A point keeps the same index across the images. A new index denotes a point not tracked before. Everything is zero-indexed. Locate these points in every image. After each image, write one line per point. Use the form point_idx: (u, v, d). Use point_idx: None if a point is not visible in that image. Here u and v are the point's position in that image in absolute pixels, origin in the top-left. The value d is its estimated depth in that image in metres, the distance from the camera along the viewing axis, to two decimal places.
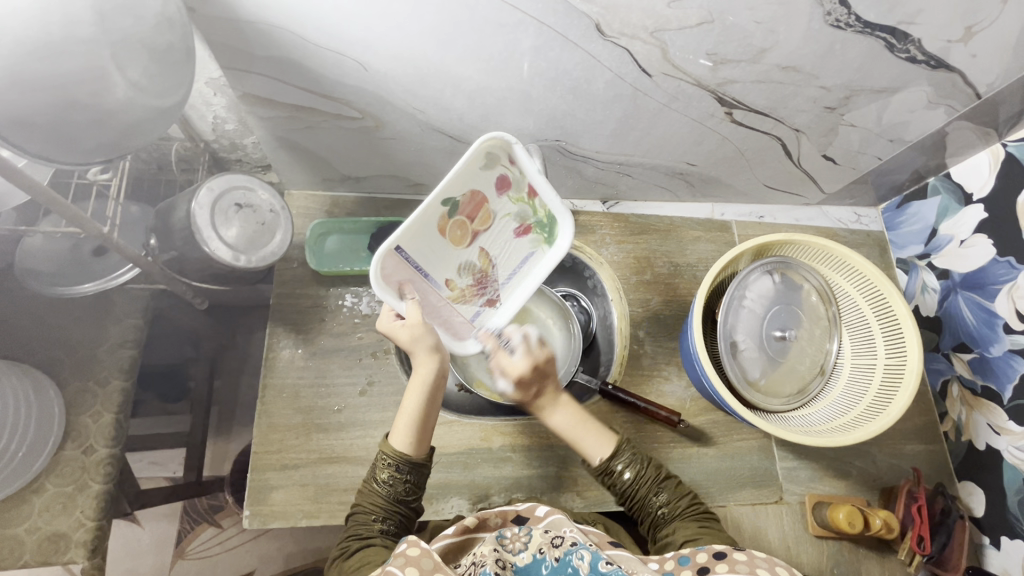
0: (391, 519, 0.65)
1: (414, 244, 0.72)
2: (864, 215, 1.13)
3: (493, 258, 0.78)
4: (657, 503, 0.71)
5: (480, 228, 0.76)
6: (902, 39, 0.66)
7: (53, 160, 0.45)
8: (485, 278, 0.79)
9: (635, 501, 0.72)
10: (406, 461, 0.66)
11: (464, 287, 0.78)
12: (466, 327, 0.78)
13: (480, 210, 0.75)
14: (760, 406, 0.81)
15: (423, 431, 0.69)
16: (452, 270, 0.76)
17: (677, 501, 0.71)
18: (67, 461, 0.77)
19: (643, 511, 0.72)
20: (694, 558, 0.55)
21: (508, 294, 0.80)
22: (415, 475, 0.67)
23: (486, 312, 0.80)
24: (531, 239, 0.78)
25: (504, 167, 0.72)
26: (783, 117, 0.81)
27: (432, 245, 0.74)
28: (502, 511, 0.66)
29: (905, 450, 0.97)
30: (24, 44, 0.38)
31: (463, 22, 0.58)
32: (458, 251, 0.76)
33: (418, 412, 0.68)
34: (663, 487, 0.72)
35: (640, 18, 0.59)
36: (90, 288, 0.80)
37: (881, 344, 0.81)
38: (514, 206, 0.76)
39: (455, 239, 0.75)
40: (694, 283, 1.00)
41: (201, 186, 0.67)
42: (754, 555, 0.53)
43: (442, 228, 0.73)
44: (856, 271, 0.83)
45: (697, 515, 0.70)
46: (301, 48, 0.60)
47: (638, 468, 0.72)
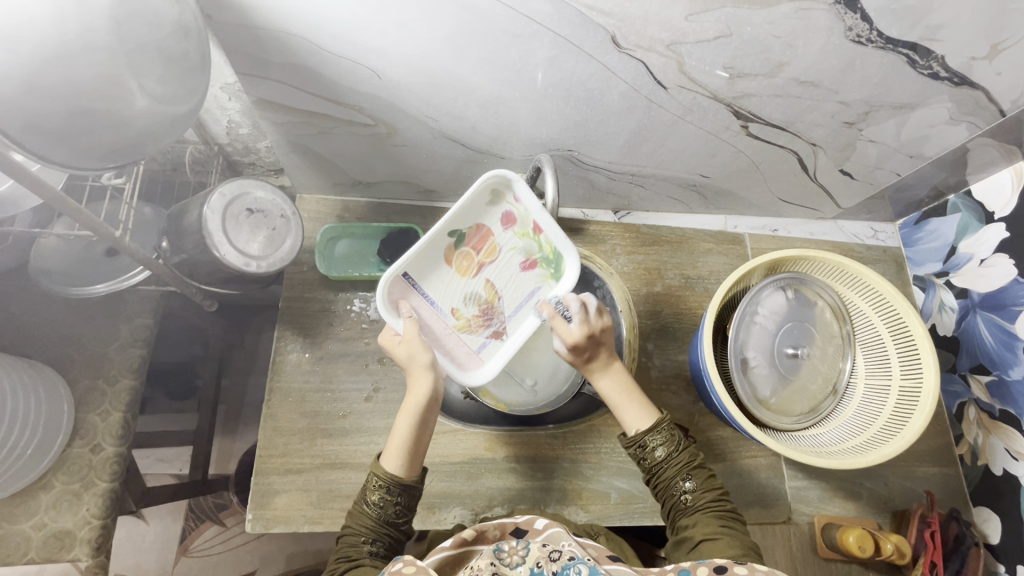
0: (380, 541, 0.64)
1: (420, 270, 0.76)
2: (880, 230, 1.11)
3: (499, 289, 0.78)
4: (682, 489, 0.68)
5: (487, 259, 0.78)
6: (925, 56, 0.65)
7: (65, 165, 0.45)
8: (491, 309, 0.78)
9: (660, 484, 0.70)
10: (397, 483, 0.65)
11: (470, 315, 0.77)
12: (474, 356, 0.76)
13: (487, 241, 0.78)
14: (771, 425, 0.80)
15: (415, 452, 0.67)
16: (457, 299, 0.77)
17: (704, 490, 0.68)
18: (75, 458, 0.78)
19: (666, 495, 0.69)
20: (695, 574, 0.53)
21: (516, 326, 0.78)
22: (404, 499, 0.66)
23: (492, 344, 0.77)
24: (537, 273, 0.79)
25: (509, 204, 0.77)
26: (800, 131, 0.79)
27: (438, 272, 0.77)
28: (500, 524, 0.65)
29: (918, 473, 0.95)
30: (40, 51, 0.38)
31: (477, 33, 0.58)
32: (463, 281, 0.77)
33: (410, 433, 0.67)
34: (691, 474, 0.69)
35: (656, 31, 0.58)
36: (102, 288, 0.80)
37: (896, 365, 0.79)
38: (519, 241, 0.79)
39: (460, 269, 0.78)
40: (705, 296, 0.99)
41: (213, 191, 0.67)
42: (754, 569, 0.52)
43: (449, 258, 0.77)
44: (871, 289, 0.81)
45: (722, 510, 0.66)
46: (315, 55, 0.60)
47: (671, 448, 0.70)
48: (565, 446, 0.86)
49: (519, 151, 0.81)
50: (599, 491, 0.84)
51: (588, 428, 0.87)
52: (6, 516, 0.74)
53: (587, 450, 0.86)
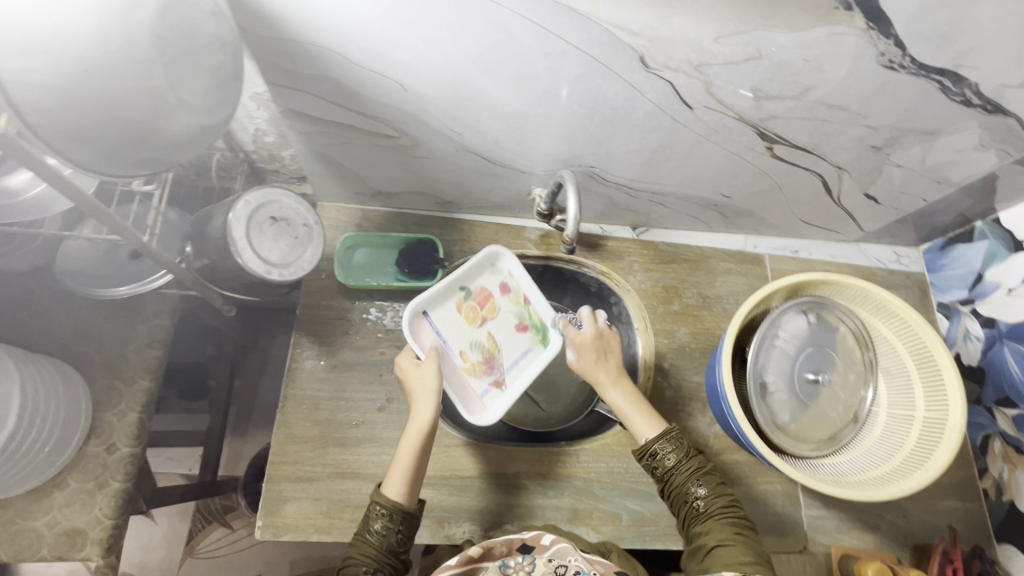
0: (382, 570, 0.64)
1: (434, 314, 0.84)
2: (904, 255, 1.09)
3: (499, 342, 0.86)
4: (694, 497, 0.70)
5: (489, 315, 0.87)
6: (957, 82, 0.64)
7: (100, 173, 0.45)
8: (493, 358, 0.86)
9: (674, 490, 0.72)
10: (400, 509, 0.67)
11: (475, 361, 0.85)
12: (476, 400, 0.83)
13: (490, 300, 0.87)
14: (789, 452, 0.78)
15: (416, 480, 0.69)
16: (465, 343, 0.85)
17: (715, 496, 0.70)
18: (90, 457, 0.79)
19: (679, 500, 0.71)
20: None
21: (513, 378, 0.85)
22: (405, 526, 0.67)
23: (492, 392, 0.84)
24: (529, 336, 0.88)
25: (505, 275, 0.89)
26: (826, 154, 0.79)
27: (449, 319, 0.85)
28: (506, 540, 0.64)
29: (940, 506, 0.92)
30: (82, 63, 0.39)
31: (506, 51, 0.58)
32: (470, 329, 0.85)
33: (413, 459, 0.69)
34: (702, 480, 0.70)
35: (683, 52, 0.58)
36: (125, 290, 0.81)
37: (921, 395, 0.77)
38: (514, 306, 0.88)
39: (468, 319, 0.86)
40: (723, 316, 0.98)
41: (239, 199, 0.68)
42: None
43: (459, 307, 0.85)
44: (896, 316, 0.80)
45: (733, 514, 0.68)
46: (344, 68, 0.61)
47: (682, 454, 0.72)
48: (577, 464, 0.85)
49: (540, 166, 0.81)
50: (611, 512, 0.83)
51: (601, 447, 0.86)
52: (20, 513, 0.75)
53: (599, 470, 0.85)
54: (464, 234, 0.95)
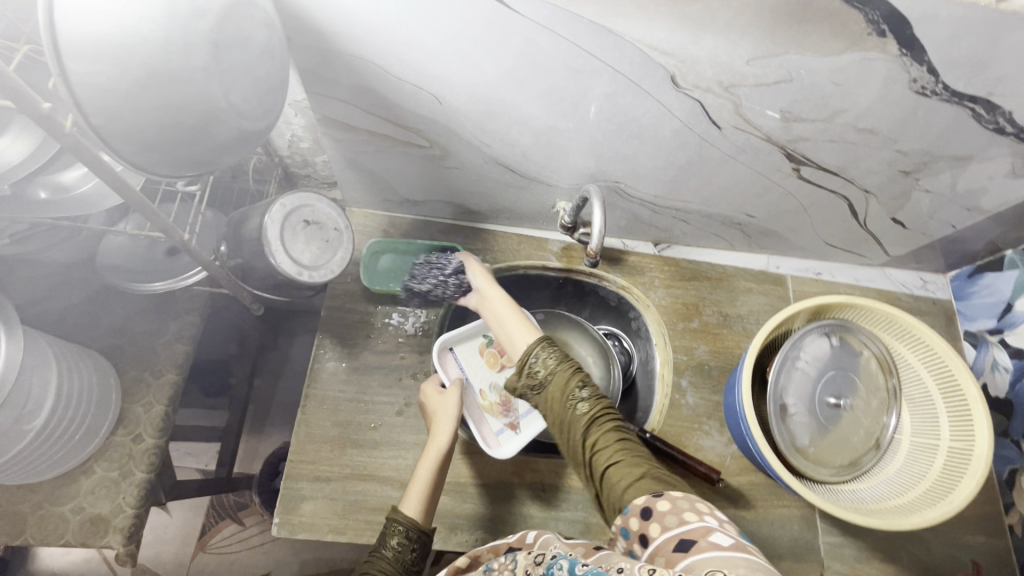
0: None
1: (459, 351, 0.88)
2: (930, 281, 1.08)
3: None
4: (577, 403, 0.66)
5: (509, 363, 0.91)
6: (990, 110, 0.64)
7: (151, 172, 0.47)
8: (510, 401, 0.88)
9: (556, 402, 0.67)
10: (417, 526, 0.67)
11: (494, 401, 0.88)
12: (493, 437, 0.84)
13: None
14: (808, 476, 0.77)
15: (431, 501, 0.70)
16: (484, 384, 0.88)
17: (598, 400, 0.66)
18: (117, 446, 0.81)
19: (561, 412, 0.67)
20: (632, 528, 0.54)
21: (529, 423, 0.87)
22: (420, 545, 0.67)
23: (507, 432, 0.85)
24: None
25: None
26: (853, 177, 0.78)
27: (472, 359, 0.89)
28: (493, 546, 0.65)
29: (964, 540, 0.89)
30: (147, 68, 0.40)
31: (540, 67, 0.60)
32: (490, 372, 0.89)
33: (430, 480, 0.70)
34: (585, 384, 0.67)
35: (714, 73, 0.59)
36: (160, 286, 0.84)
37: (946, 425, 0.75)
38: None
39: (489, 362, 0.90)
40: (743, 335, 0.97)
41: (274, 202, 0.69)
42: (674, 500, 0.53)
43: (482, 350, 0.90)
44: (921, 342, 0.79)
45: (615, 418, 0.65)
46: (383, 79, 0.63)
47: (561, 358, 0.69)
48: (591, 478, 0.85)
49: (566, 180, 0.82)
50: None
51: None
52: (49, 497, 0.77)
53: None
54: (488, 243, 0.96)
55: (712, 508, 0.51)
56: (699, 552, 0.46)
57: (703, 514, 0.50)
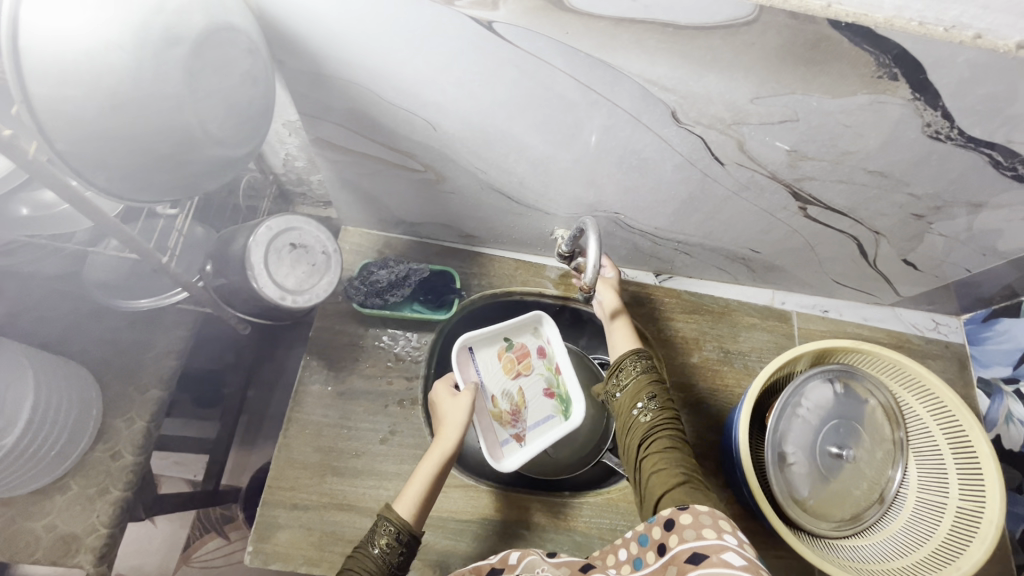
0: None
1: (478, 351, 0.84)
2: (943, 323, 1.03)
3: (528, 398, 0.85)
4: (642, 411, 0.68)
5: (525, 371, 0.86)
6: (1009, 158, 0.60)
7: (125, 198, 0.46)
8: (520, 412, 0.84)
9: (625, 405, 0.71)
10: (408, 529, 0.63)
11: (504, 409, 0.83)
12: (497, 447, 0.81)
13: (528, 358, 0.87)
14: (806, 530, 0.73)
15: (427, 503, 0.67)
16: (497, 389, 0.84)
17: (664, 412, 0.68)
18: (94, 462, 0.79)
19: (625, 416, 0.70)
20: (652, 536, 0.54)
21: (534, 438, 0.83)
22: (408, 550, 0.63)
23: (512, 444, 0.82)
24: (554, 403, 0.86)
25: (545, 340, 0.89)
26: (862, 218, 0.75)
27: (488, 362, 0.84)
28: (475, 567, 0.63)
29: None
30: (114, 98, 0.39)
31: (536, 98, 0.58)
32: (504, 377, 0.84)
33: (428, 481, 0.67)
34: (654, 395, 0.69)
35: (718, 110, 0.57)
36: (144, 303, 0.84)
37: (955, 482, 0.72)
38: (548, 371, 0.88)
39: (505, 367, 0.85)
40: (744, 373, 0.93)
41: (261, 225, 0.69)
42: (697, 513, 0.51)
43: (499, 353, 0.85)
44: (930, 393, 0.75)
45: (676, 431, 0.67)
46: (376, 104, 0.61)
47: (642, 368, 0.72)
48: (579, 517, 0.82)
49: (565, 209, 0.80)
50: None
51: (605, 503, 0.83)
52: (21, 513, 0.75)
53: (600, 526, 0.81)
54: (484, 268, 0.94)
55: (736, 528, 0.50)
56: (709, 568, 0.46)
57: (723, 533, 0.49)
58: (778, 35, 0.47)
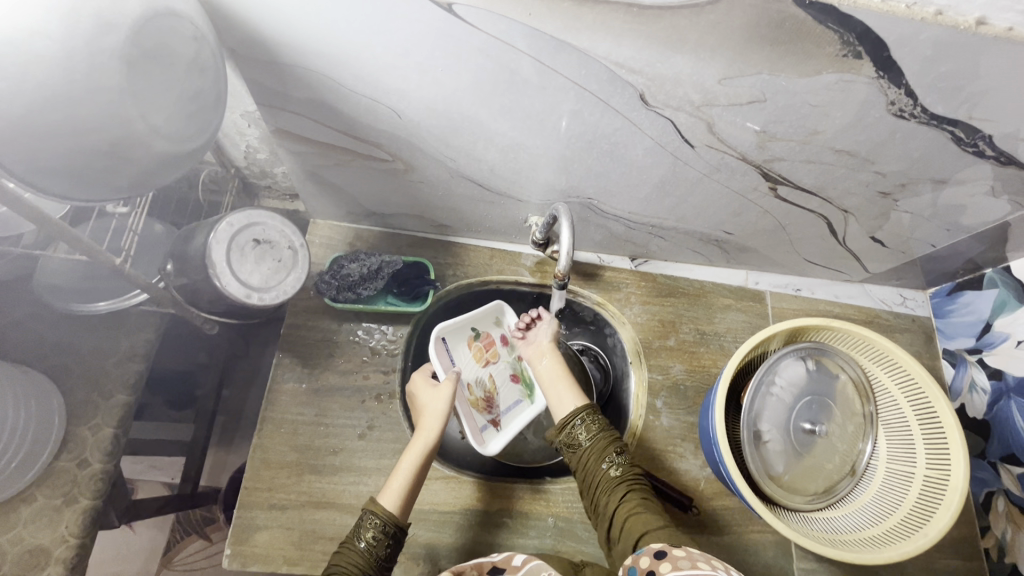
0: None
1: (451, 340, 0.82)
2: (910, 298, 1.06)
3: (499, 384, 0.85)
4: (611, 464, 0.67)
5: (492, 359, 0.86)
6: (971, 134, 0.61)
7: (65, 197, 0.43)
8: (492, 398, 0.84)
9: (588, 462, 0.68)
10: (394, 521, 0.62)
11: (479, 396, 0.82)
12: (479, 433, 0.79)
13: (494, 346, 0.87)
14: (781, 505, 0.75)
15: (411, 494, 0.66)
16: (470, 377, 0.82)
17: (631, 467, 0.67)
18: (60, 472, 0.76)
19: (591, 472, 0.67)
20: (640, 566, 0.51)
21: (508, 422, 0.84)
22: (395, 542, 0.62)
23: (491, 429, 0.81)
24: (520, 388, 0.87)
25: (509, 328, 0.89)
26: (831, 197, 0.76)
27: (460, 351, 0.83)
28: (476, 564, 0.61)
29: (939, 564, 0.88)
30: (43, 91, 0.37)
31: (502, 81, 0.57)
32: (476, 366, 0.83)
33: (411, 472, 0.66)
34: (620, 449, 0.68)
35: (687, 91, 0.56)
36: (104, 306, 0.82)
37: (922, 453, 0.74)
38: (511, 358, 0.88)
39: (476, 356, 0.84)
40: (720, 354, 0.95)
41: (222, 221, 0.66)
42: (692, 551, 0.50)
43: (470, 342, 0.84)
44: (898, 367, 0.77)
45: (645, 485, 0.66)
46: (336, 92, 0.59)
47: (601, 423, 0.70)
48: (561, 503, 0.82)
49: (537, 196, 0.79)
50: (593, 556, 0.80)
51: None
52: None
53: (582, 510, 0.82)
54: (458, 258, 0.93)
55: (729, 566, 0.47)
56: None
57: (718, 566, 0.46)
58: (744, 13, 0.47)
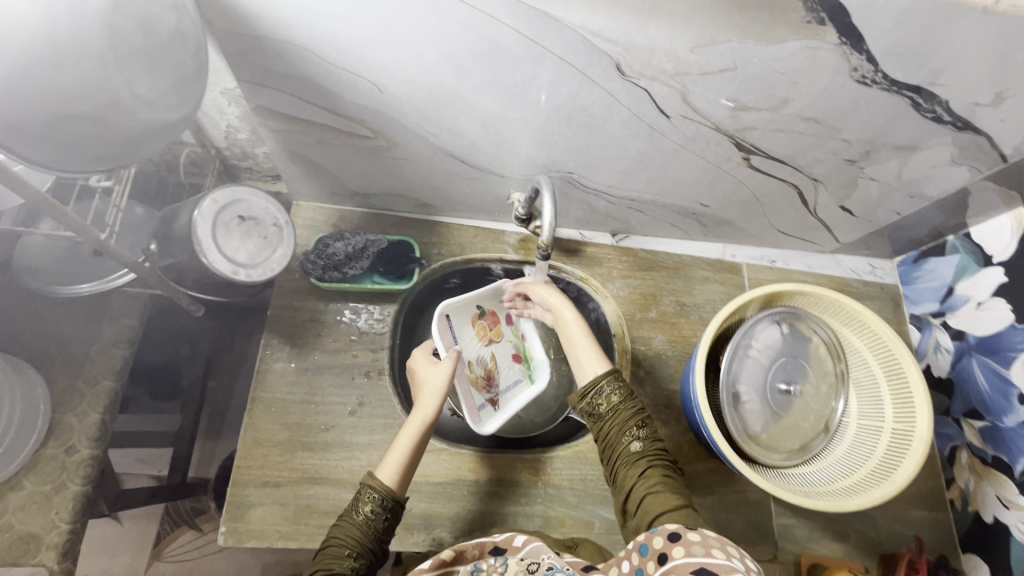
0: (365, 556, 0.60)
1: (455, 317, 0.81)
2: (879, 266, 1.10)
3: (499, 365, 0.86)
4: (633, 438, 0.65)
5: (495, 338, 0.87)
6: (928, 99, 0.65)
7: (50, 168, 0.44)
8: (492, 378, 0.84)
9: (609, 433, 0.66)
10: (393, 496, 0.63)
11: (479, 374, 0.82)
12: (476, 412, 0.79)
13: (497, 326, 0.87)
14: (759, 461, 0.78)
15: (409, 469, 0.66)
16: (472, 355, 0.82)
17: (653, 441, 0.65)
18: (48, 459, 0.76)
19: (612, 443, 0.66)
20: (652, 546, 0.50)
21: (505, 402, 0.85)
22: (393, 515, 0.63)
23: (488, 408, 0.82)
24: (521, 368, 0.89)
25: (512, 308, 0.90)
26: (802, 166, 0.79)
27: (465, 330, 0.82)
28: (479, 542, 0.61)
29: (908, 516, 0.93)
30: (27, 53, 0.37)
31: (481, 52, 0.58)
32: (479, 344, 0.84)
33: (410, 448, 0.67)
34: (643, 422, 0.65)
35: (661, 60, 0.58)
36: (86, 288, 0.79)
37: (890, 407, 0.78)
38: (514, 338, 0.89)
39: (479, 334, 0.84)
40: (700, 324, 0.98)
41: (206, 197, 0.67)
42: (707, 534, 0.48)
43: (474, 320, 0.83)
44: (867, 329, 0.81)
45: (667, 461, 0.64)
46: (318, 66, 0.60)
47: (625, 394, 0.67)
48: (549, 470, 0.85)
49: (519, 171, 0.80)
50: (582, 519, 0.83)
51: (575, 455, 0.86)
52: None
53: (570, 477, 0.85)
54: (443, 236, 0.94)
55: (744, 555, 0.47)
56: None
57: (732, 556, 0.45)
58: None
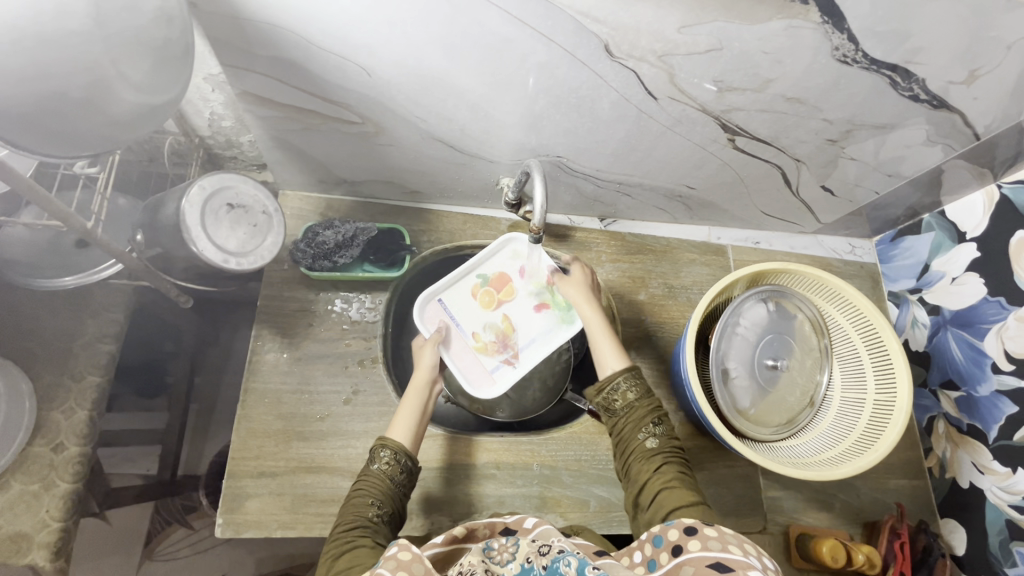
0: (387, 508, 0.62)
1: (452, 297, 0.85)
2: (858, 246, 1.14)
3: (513, 323, 0.85)
4: (648, 435, 0.66)
5: (506, 298, 0.86)
6: (905, 78, 0.67)
7: (37, 153, 0.44)
8: (507, 337, 0.84)
9: (625, 428, 0.68)
10: (406, 452, 0.65)
11: (488, 341, 0.84)
12: (487, 377, 0.82)
13: (507, 284, 0.86)
14: (748, 435, 0.80)
15: (420, 429, 0.68)
16: (477, 325, 0.84)
17: (668, 439, 0.67)
18: (35, 458, 0.74)
19: (627, 440, 0.67)
20: (666, 537, 0.51)
21: (528, 356, 0.84)
22: (410, 472, 0.65)
23: (504, 368, 0.83)
24: (545, 317, 0.86)
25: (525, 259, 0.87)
26: (785, 147, 0.81)
27: (466, 303, 0.85)
28: (489, 522, 0.56)
29: (890, 485, 0.97)
30: (12, 34, 0.37)
31: (470, 33, 0.57)
32: (483, 312, 0.85)
33: (418, 407, 0.69)
34: (658, 420, 0.67)
35: (647, 41, 0.59)
36: (71, 281, 0.76)
37: (873, 380, 0.81)
38: (532, 288, 0.87)
39: (482, 303, 0.85)
40: (687, 305, 1.00)
41: (193, 184, 0.66)
42: (723, 530, 0.49)
43: (473, 291, 0.85)
44: (850, 304, 0.83)
45: (681, 458, 0.65)
46: (306, 50, 0.59)
47: (641, 392, 0.69)
48: (545, 452, 0.85)
49: (507, 156, 0.81)
50: (578, 499, 0.84)
51: (569, 437, 0.87)
52: None
53: (565, 458, 0.86)
54: (431, 223, 0.94)
55: (759, 553, 0.47)
56: None
57: (749, 553, 0.46)
58: None
